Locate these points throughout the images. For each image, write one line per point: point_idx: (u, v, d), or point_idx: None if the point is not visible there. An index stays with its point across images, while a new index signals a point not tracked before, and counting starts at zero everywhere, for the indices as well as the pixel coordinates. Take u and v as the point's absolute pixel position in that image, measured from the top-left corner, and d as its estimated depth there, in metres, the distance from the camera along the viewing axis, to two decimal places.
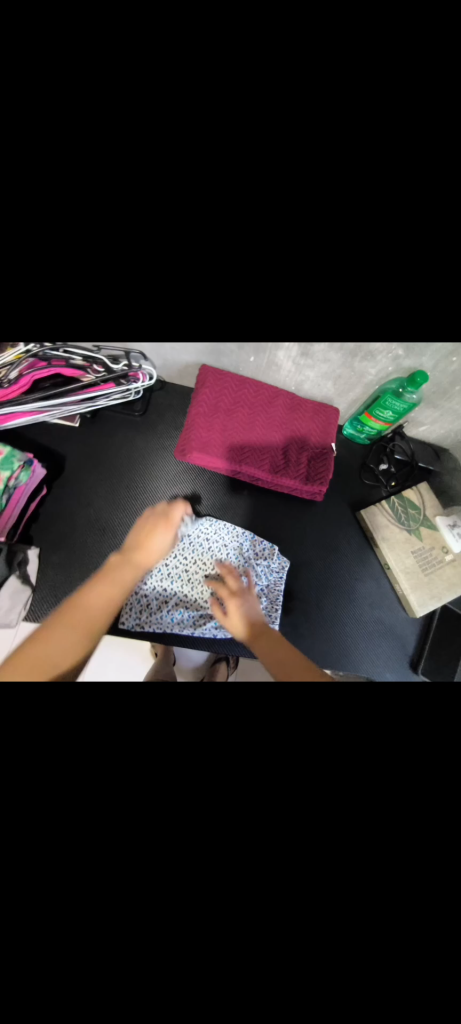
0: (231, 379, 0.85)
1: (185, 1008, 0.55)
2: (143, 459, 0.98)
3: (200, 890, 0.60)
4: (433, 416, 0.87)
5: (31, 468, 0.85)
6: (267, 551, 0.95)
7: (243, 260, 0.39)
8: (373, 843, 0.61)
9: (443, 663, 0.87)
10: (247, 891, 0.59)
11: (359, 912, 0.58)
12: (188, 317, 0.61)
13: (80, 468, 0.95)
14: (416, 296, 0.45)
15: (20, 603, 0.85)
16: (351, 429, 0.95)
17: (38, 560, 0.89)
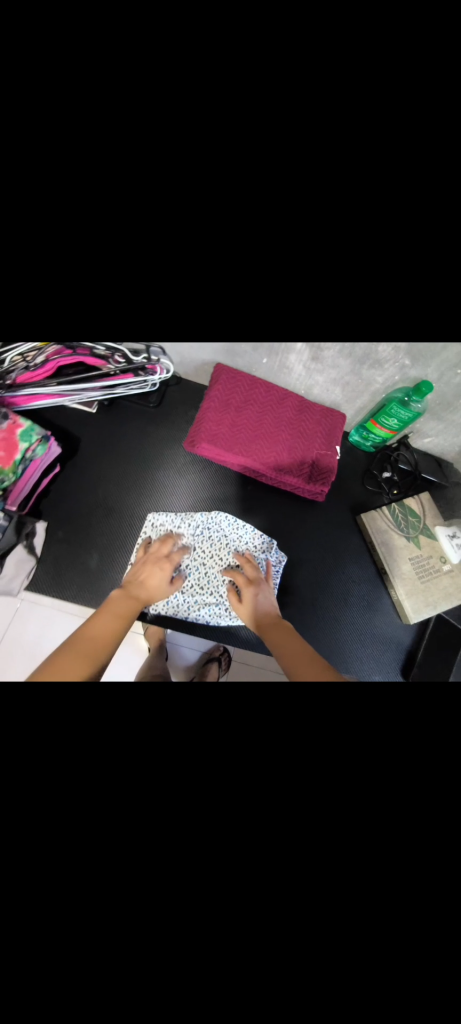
0: (244, 379, 0.89)
1: (143, 1002, 0.52)
2: (154, 448, 1.01)
3: None
4: (437, 428, 0.89)
5: (48, 443, 0.86)
6: (265, 544, 0.97)
7: (259, 256, 0.43)
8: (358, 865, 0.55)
9: (437, 662, 0.86)
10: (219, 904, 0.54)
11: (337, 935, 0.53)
12: (206, 317, 0.65)
13: (93, 452, 1.00)
14: (420, 301, 0.48)
15: (24, 571, 0.89)
16: (356, 436, 0.98)
17: (45, 534, 0.93)
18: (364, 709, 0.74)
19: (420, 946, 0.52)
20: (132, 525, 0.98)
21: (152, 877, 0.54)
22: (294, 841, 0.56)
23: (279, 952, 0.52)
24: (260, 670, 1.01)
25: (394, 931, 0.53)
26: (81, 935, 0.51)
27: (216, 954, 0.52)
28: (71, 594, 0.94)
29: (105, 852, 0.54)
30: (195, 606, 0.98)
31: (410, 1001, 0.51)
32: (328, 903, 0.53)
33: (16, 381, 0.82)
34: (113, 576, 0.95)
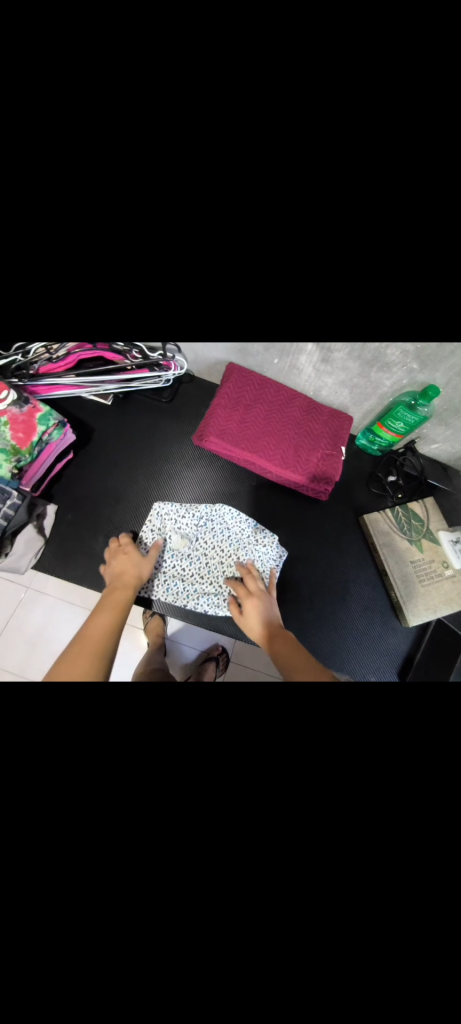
0: (254, 378, 0.92)
1: (119, 993, 0.51)
2: (164, 441, 1.05)
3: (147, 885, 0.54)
4: (444, 433, 0.90)
5: (63, 429, 0.89)
6: (267, 538, 0.99)
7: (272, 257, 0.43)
8: (347, 868, 0.53)
9: (434, 663, 0.85)
10: (201, 895, 0.52)
11: (321, 936, 0.52)
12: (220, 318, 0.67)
13: (106, 443, 1.03)
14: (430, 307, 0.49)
15: (32, 550, 0.92)
16: (363, 438, 0.99)
17: (55, 515, 0.97)
18: (359, 708, 0.73)
19: (401, 950, 0.50)
20: (138, 514, 1.01)
21: (135, 857, 0.53)
22: (278, 831, 0.56)
23: (255, 942, 0.52)
24: (257, 670, 1.02)
25: (376, 935, 0.51)
26: (49, 903, 0.51)
27: (191, 941, 0.52)
28: (76, 575, 0.98)
29: (91, 818, 0.56)
30: (194, 596, 1.00)
31: (384, 1006, 0.50)
32: (309, 898, 0.52)
33: (39, 372, 0.87)
34: None
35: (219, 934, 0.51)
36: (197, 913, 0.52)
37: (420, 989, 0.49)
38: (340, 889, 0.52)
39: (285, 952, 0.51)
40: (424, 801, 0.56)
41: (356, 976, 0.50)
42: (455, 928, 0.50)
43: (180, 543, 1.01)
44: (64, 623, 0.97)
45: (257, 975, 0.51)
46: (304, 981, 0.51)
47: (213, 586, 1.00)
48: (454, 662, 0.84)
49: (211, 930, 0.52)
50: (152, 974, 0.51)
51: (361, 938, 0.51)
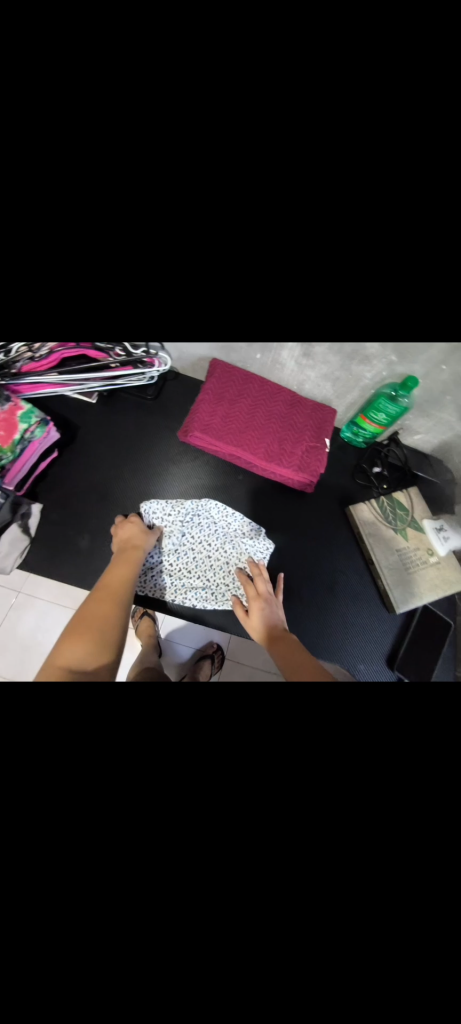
0: (237, 373, 0.93)
1: (109, 989, 0.50)
2: (150, 439, 1.05)
3: (132, 886, 0.52)
4: (426, 424, 0.92)
5: (46, 426, 0.89)
6: (253, 531, 1.00)
7: (242, 252, 0.42)
8: (335, 845, 0.54)
9: (421, 662, 0.88)
10: (192, 885, 0.52)
11: (312, 924, 0.51)
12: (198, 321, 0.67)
13: (91, 440, 1.03)
14: (407, 301, 0.49)
15: (17, 550, 0.91)
16: (347, 432, 1.01)
17: (39, 514, 0.95)
18: (349, 697, 0.74)
19: (389, 926, 0.51)
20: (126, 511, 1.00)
21: (124, 854, 0.53)
22: (268, 816, 0.57)
23: (247, 932, 0.51)
24: (252, 670, 1.02)
25: (366, 915, 0.52)
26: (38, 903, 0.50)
27: (184, 933, 0.51)
28: (64, 574, 0.97)
29: (81, 813, 0.55)
30: (184, 589, 1.01)
31: (375, 986, 0.50)
32: (299, 881, 0.53)
33: (21, 371, 0.86)
34: (101, 559, 0.97)
35: (211, 925, 0.51)
36: (188, 905, 0.52)
37: (410, 965, 0.50)
38: (330, 870, 0.53)
39: (274, 938, 0.51)
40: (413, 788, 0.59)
41: (346, 960, 0.50)
42: (440, 898, 0.52)
43: (168, 539, 1.00)
44: (53, 625, 0.96)
45: (248, 966, 0.51)
46: (295, 970, 0.51)
47: (202, 580, 1.01)
48: (436, 662, 0.88)
49: (203, 918, 0.51)
50: (142, 967, 0.50)
51: (352, 922, 0.51)
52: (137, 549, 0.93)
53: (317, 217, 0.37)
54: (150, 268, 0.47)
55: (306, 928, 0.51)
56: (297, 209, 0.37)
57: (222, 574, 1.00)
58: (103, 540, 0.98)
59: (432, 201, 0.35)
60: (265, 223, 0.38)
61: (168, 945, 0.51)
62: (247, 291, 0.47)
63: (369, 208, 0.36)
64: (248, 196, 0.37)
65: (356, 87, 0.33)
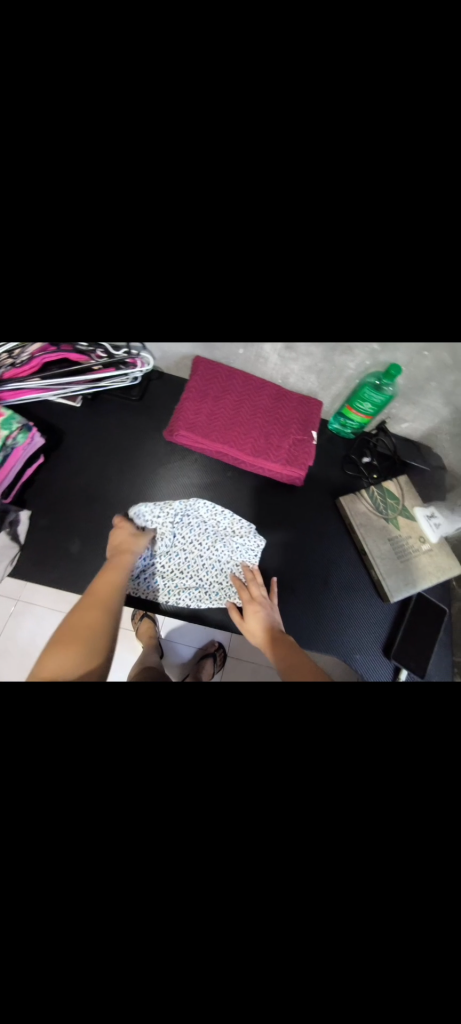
0: (221, 370, 0.93)
1: (114, 984, 0.51)
2: (136, 440, 1.04)
3: (134, 882, 0.53)
4: (413, 412, 0.92)
5: (29, 434, 0.88)
6: (244, 528, 1.00)
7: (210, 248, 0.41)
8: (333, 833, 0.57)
9: (412, 660, 0.88)
10: (195, 878, 0.54)
11: (312, 909, 0.53)
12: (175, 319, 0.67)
13: (76, 443, 1.03)
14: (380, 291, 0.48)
15: (7, 557, 0.91)
16: (335, 423, 1.01)
17: (28, 521, 0.95)
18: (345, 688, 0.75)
19: (388, 901, 0.53)
20: (114, 513, 1.00)
21: (127, 854, 0.54)
22: (269, 800, 0.59)
23: (249, 917, 0.53)
24: (255, 670, 1.02)
25: (365, 891, 0.54)
26: (44, 901, 0.51)
27: (188, 922, 0.52)
28: (57, 579, 0.97)
29: (85, 808, 0.57)
30: (175, 588, 1.01)
31: (376, 966, 0.51)
32: (300, 860, 0.55)
33: (3, 379, 0.85)
34: (93, 563, 0.97)
35: (215, 913, 0.52)
36: (192, 898, 0.53)
37: (410, 943, 0.51)
38: (329, 845, 0.56)
39: (275, 925, 0.52)
40: (409, 772, 0.64)
41: (347, 939, 0.52)
42: (435, 868, 0.54)
43: (159, 541, 1.01)
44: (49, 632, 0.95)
45: (247, 947, 0.52)
46: (294, 945, 0.52)
47: (196, 579, 1.01)
48: (428, 662, 0.87)
49: (207, 906, 0.53)
50: (146, 961, 0.51)
51: (351, 896, 0.54)
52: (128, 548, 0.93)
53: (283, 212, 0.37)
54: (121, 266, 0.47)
55: (308, 909, 0.53)
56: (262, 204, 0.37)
57: (215, 572, 1.00)
58: (94, 544, 0.97)
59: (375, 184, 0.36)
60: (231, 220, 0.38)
61: (171, 937, 0.52)
62: (216, 283, 0.45)
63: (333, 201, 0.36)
64: (213, 194, 0.37)
65: None
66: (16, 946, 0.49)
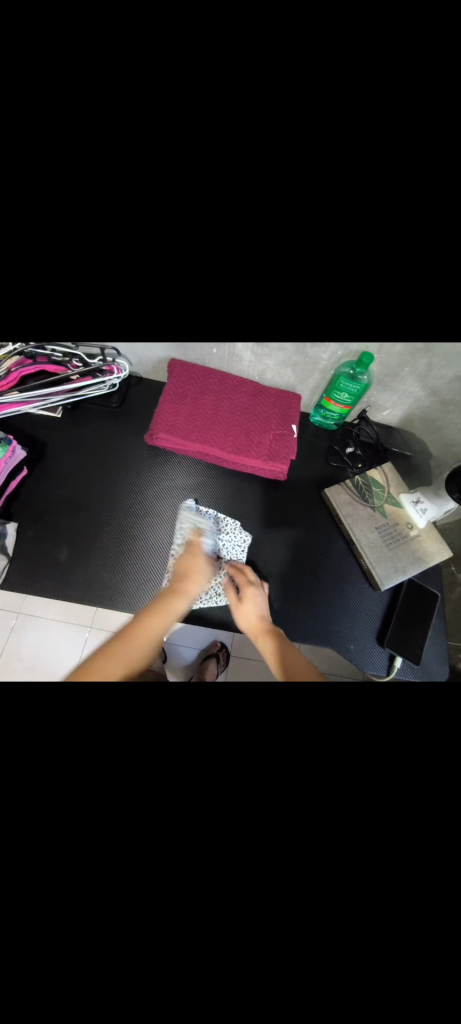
0: (197, 370, 0.93)
1: (117, 980, 0.51)
2: (118, 445, 1.06)
3: (132, 880, 0.54)
4: (392, 400, 0.93)
5: (9, 445, 0.91)
6: (230, 525, 0.99)
7: (158, 253, 0.42)
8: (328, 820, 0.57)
9: (408, 644, 0.87)
10: (192, 873, 0.54)
11: (309, 897, 0.53)
12: (140, 324, 0.67)
13: (59, 454, 1.04)
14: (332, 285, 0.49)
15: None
16: (316, 415, 1.01)
17: (16, 532, 0.95)
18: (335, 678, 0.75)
19: (381, 876, 0.54)
20: (101, 518, 1.00)
21: (123, 857, 0.54)
22: (264, 787, 0.60)
23: (243, 899, 0.54)
24: (261, 671, 1.26)
25: (357, 864, 0.55)
26: (44, 905, 0.51)
27: (185, 906, 0.53)
28: (43, 588, 0.93)
29: (76, 807, 0.58)
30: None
31: (376, 947, 0.52)
32: (293, 840, 0.57)
33: None
34: (81, 571, 0.95)
35: (211, 897, 0.53)
36: (190, 892, 0.54)
37: (405, 918, 0.52)
38: (324, 822, 0.58)
39: (274, 914, 0.53)
40: (400, 757, 0.65)
41: (341, 913, 0.53)
42: (424, 837, 0.56)
43: (147, 542, 0.99)
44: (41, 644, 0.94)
45: (247, 937, 0.53)
46: (293, 933, 0.52)
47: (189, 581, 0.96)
48: (423, 646, 0.86)
49: (202, 890, 0.54)
50: (148, 953, 0.52)
51: (342, 872, 0.55)
52: (187, 586, 0.88)
53: (215, 205, 0.38)
54: (75, 276, 0.47)
55: (302, 887, 0.54)
56: (194, 201, 0.38)
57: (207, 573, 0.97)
58: (83, 552, 0.96)
59: (310, 181, 0.36)
60: (168, 220, 0.39)
61: (172, 930, 0.52)
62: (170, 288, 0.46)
63: (263, 192, 0.37)
64: (149, 192, 0.38)
65: None
66: (12, 945, 0.49)
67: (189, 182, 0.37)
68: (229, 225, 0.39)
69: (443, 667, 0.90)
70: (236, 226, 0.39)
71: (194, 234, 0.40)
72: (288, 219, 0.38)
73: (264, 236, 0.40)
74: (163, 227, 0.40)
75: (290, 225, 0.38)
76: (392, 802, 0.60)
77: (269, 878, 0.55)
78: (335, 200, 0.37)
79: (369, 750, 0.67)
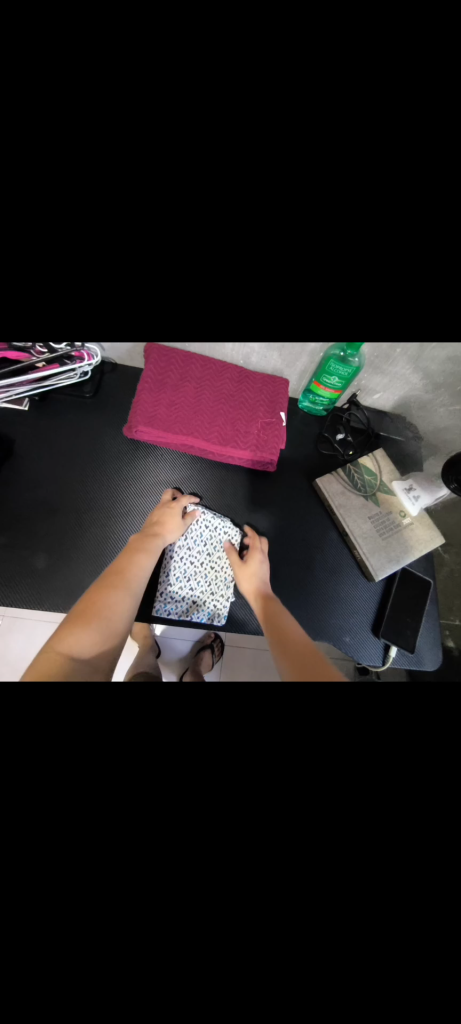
0: (177, 357, 0.86)
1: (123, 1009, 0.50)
2: (94, 441, 0.98)
3: (128, 926, 0.50)
4: (383, 381, 0.88)
5: None
6: (222, 524, 0.96)
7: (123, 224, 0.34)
8: (332, 831, 0.56)
9: (403, 632, 0.86)
10: (199, 911, 0.51)
11: (317, 916, 0.52)
12: None
13: (30, 453, 0.95)
14: None
15: None
16: (305, 401, 0.97)
17: None
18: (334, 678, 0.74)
19: (391, 891, 0.53)
20: (82, 519, 0.93)
21: (121, 914, 0.49)
22: (270, 817, 0.56)
23: (257, 932, 0.50)
24: (253, 670, 1.30)
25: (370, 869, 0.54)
26: (39, 962, 0.47)
27: (196, 939, 0.50)
28: (21, 600, 0.87)
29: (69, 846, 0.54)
30: (162, 600, 0.91)
31: (385, 959, 0.52)
32: (304, 846, 0.55)
33: None
34: (62, 577, 0.89)
35: (223, 926, 0.51)
36: (195, 930, 0.51)
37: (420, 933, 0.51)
38: (335, 851, 0.55)
39: (281, 933, 0.52)
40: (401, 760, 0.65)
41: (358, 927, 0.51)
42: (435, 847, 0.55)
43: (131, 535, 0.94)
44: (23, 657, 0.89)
45: (256, 958, 0.51)
46: (302, 946, 0.52)
47: (184, 587, 0.93)
48: (418, 633, 0.86)
49: (212, 927, 0.50)
50: (148, 984, 0.49)
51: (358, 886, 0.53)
52: (161, 529, 0.90)
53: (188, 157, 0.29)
54: None
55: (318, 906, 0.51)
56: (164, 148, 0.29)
57: (205, 582, 0.94)
58: (62, 557, 0.90)
59: (306, 128, 0.29)
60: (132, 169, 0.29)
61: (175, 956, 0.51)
62: None
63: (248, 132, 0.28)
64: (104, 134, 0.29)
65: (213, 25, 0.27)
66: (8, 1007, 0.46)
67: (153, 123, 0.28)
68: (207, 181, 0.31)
69: (436, 654, 0.90)
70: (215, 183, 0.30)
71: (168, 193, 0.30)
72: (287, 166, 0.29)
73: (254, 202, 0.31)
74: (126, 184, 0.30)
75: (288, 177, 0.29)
76: (434, 805, 0.57)
77: (275, 905, 0.52)
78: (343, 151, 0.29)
79: (384, 739, 0.63)
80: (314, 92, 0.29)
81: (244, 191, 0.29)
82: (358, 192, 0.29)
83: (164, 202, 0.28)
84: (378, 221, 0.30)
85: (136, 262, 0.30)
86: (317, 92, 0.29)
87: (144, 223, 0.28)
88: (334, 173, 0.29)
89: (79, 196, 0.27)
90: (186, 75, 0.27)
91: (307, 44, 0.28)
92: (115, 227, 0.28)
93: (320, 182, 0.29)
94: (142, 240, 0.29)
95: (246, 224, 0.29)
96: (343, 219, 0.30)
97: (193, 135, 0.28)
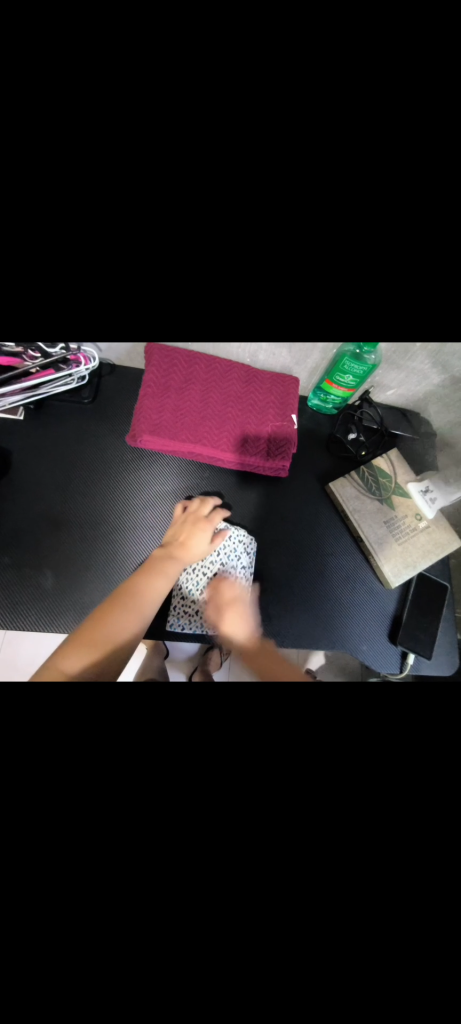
0: (180, 357, 0.81)
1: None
2: (95, 448, 0.94)
3: (158, 963, 0.47)
4: (398, 378, 0.84)
5: None
6: (235, 534, 0.92)
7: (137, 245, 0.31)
8: (369, 867, 0.52)
9: (421, 637, 0.86)
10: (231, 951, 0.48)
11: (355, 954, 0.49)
12: None
13: (28, 464, 0.91)
14: None
15: None
16: (315, 399, 0.92)
17: None
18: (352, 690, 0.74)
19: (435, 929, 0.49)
20: (87, 533, 0.90)
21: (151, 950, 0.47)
22: (303, 853, 0.52)
23: (289, 962, 0.48)
24: None
25: (417, 901, 0.49)
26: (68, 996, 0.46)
27: (224, 975, 0.48)
28: (31, 619, 0.85)
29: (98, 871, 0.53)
30: (175, 610, 0.87)
31: None
32: (337, 867, 0.51)
33: None
34: (72, 593, 0.87)
35: (253, 958, 0.48)
36: (227, 968, 0.48)
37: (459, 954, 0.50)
38: (373, 886, 0.51)
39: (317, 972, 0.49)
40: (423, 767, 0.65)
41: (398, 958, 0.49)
42: None
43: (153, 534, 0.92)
44: None
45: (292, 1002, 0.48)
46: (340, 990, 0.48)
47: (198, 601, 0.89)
48: (434, 638, 0.86)
49: (241, 953, 0.48)
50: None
51: (395, 915, 0.50)
52: (188, 543, 0.86)
53: (212, 184, 0.27)
54: None
55: (351, 933, 0.49)
56: (185, 166, 0.26)
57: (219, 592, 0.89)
58: (70, 572, 0.88)
59: (337, 150, 0.27)
60: (152, 201, 0.27)
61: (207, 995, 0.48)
62: (154, 301, 0.34)
63: (272, 164, 0.27)
64: (121, 147, 0.26)
65: (236, 80, 0.27)
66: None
67: (174, 146, 0.26)
68: (235, 206, 0.28)
69: (452, 661, 0.89)
70: (241, 215, 0.28)
71: (193, 224, 0.28)
72: (319, 194, 0.28)
73: (284, 227, 0.28)
74: (144, 214, 0.27)
75: (316, 214, 0.28)
76: None
77: (309, 944, 0.49)
78: (377, 170, 0.27)
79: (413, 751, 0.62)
80: (343, 117, 0.27)
81: (275, 225, 0.28)
82: (385, 220, 0.28)
83: (183, 204, 0.27)
84: (406, 249, 0.29)
85: (150, 263, 0.29)
86: (347, 109, 0.27)
87: (164, 227, 0.27)
88: (365, 193, 0.28)
89: (93, 200, 0.26)
90: (207, 106, 0.26)
91: (335, 65, 0.27)
92: (133, 232, 0.28)
93: (352, 205, 0.28)
94: (158, 241, 0.28)
95: (270, 222, 0.28)
96: (376, 214, 0.28)
97: (217, 172, 0.27)
